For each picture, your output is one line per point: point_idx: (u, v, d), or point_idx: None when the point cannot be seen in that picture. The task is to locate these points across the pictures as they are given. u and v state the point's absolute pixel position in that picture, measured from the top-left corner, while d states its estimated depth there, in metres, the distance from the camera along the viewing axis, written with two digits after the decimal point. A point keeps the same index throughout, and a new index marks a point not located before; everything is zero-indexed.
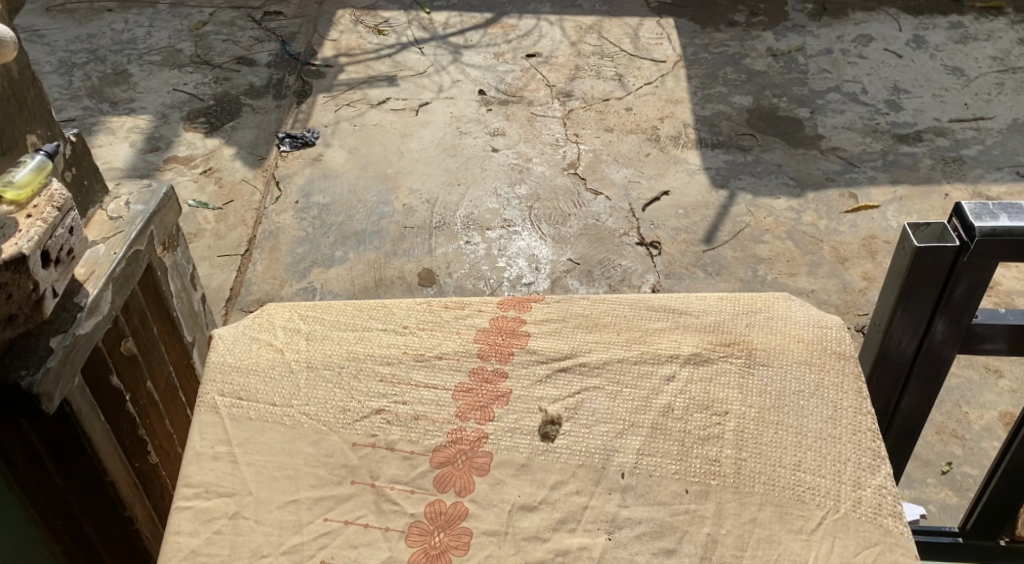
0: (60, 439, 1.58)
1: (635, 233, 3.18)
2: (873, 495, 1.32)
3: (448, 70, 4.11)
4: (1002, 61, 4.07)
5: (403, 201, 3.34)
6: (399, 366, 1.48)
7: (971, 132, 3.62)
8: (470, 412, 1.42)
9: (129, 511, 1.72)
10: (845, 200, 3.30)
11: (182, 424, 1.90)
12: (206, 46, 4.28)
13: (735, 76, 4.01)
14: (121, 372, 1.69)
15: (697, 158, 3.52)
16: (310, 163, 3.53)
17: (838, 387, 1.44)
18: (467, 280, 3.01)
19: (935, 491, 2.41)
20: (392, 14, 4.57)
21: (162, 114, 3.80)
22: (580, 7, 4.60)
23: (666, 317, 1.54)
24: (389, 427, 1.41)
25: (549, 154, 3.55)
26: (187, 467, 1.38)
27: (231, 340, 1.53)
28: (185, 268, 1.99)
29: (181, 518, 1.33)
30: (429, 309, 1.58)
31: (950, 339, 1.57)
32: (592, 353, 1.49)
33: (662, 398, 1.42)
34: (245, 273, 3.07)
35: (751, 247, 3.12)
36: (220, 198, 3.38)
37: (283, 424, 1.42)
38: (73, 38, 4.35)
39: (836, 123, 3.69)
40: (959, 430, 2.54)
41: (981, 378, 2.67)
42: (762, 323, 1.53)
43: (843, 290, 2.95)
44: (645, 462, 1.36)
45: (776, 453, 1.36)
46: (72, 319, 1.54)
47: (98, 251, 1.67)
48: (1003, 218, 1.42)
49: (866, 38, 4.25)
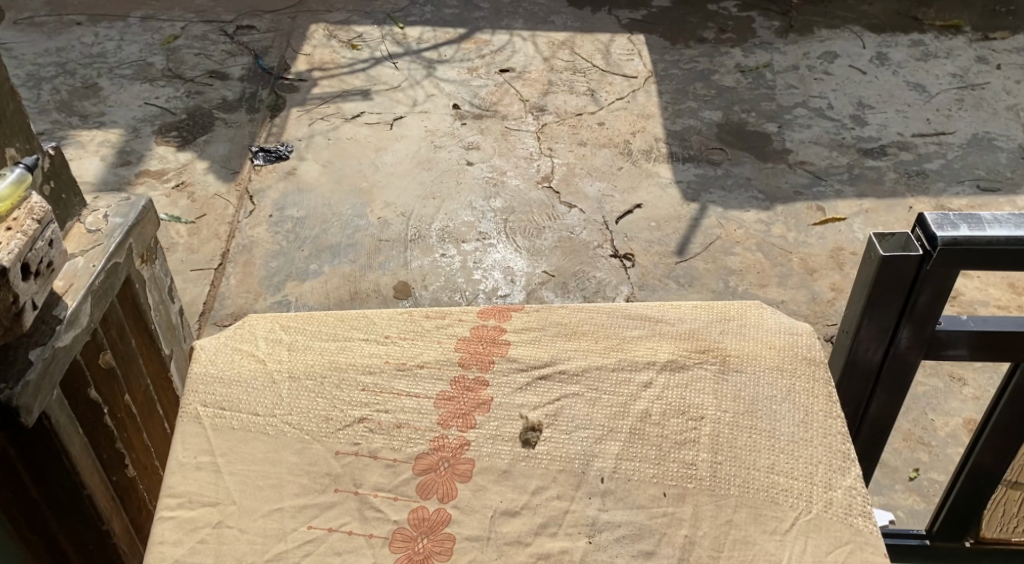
0: (38, 454, 1.57)
1: (609, 246, 3.22)
2: (844, 495, 1.36)
3: (422, 84, 4.14)
4: (962, 78, 4.18)
5: (377, 214, 3.36)
6: (381, 375, 1.50)
7: (933, 147, 3.71)
8: (452, 420, 1.45)
9: (107, 525, 1.72)
10: (814, 213, 3.37)
11: (160, 438, 1.90)
12: (177, 59, 4.27)
13: (705, 91, 4.08)
14: (99, 386, 1.69)
15: (668, 172, 3.58)
16: (284, 177, 3.54)
17: (809, 392, 1.48)
18: (442, 292, 3.03)
19: (903, 497, 2.46)
20: (366, 29, 4.60)
21: (133, 128, 3.79)
22: (552, 24, 4.66)
23: (642, 325, 1.58)
24: (372, 435, 1.42)
25: (523, 168, 3.59)
26: (170, 477, 1.39)
27: (214, 351, 1.54)
28: (163, 280, 1.99)
29: (164, 528, 1.34)
30: (411, 319, 1.60)
31: (914, 347, 1.62)
32: (571, 361, 1.52)
33: (639, 404, 1.46)
34: (220, 287, 3.07)
35: (722, 258, 3.17)
36: (193, 211, 3.37)
37: (266, 433, 1.43)
38: (42, 51, 4.32)
39: (803, 138, 3.76)
40: (925, 436, 2.60)
41: (946, 386, 2.73)
42: (735, 331, 1.56)
43: (812, 301, 3.01)
44: (623, 467, 1.39)
45: (750, 456, 1.39)
46: (50, 331, 1.54)
47: (77, 264, 1.67)
48: (964, 228, 1.46)
49: (832, 55, 4.35)
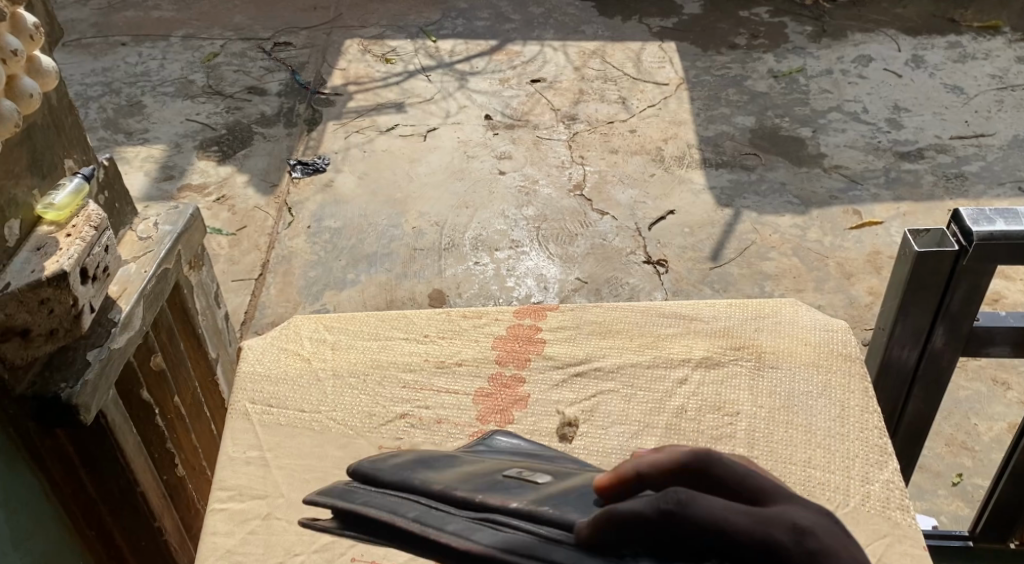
0: (93, 450, 1.63)
1: (642, 252, 3.25)
2: (881, 489, 1.48)
3: (454, 96, 4.21)
4: (1001, 79, 4.15)
5: (412, 224, 3.41)
6: (421, 373, 1.71)
7: (972, 149, 3.69)
8: (491, 416, 1.62)
9: (158, 522, 1.77)
10: (850, 217, 3.37)
11: (207, 440, 1.96)
12: (217, 77, 4.37)
13: (737, 97, 4.09)
14: (150, 387, 1.75)
15: (701, 178, 3.60)
16: (322, 189, 3.61)
17: (845, 387, 1.63)
18: (476, 300, 3.08)
19: (946, 503, 2.45)
20: (399, 43, 4.68)
21: (175, 143, 3.89)
22: (583, 33, 4.70)
23: (678, 323, 1.77)
24: (413, 430, 1.61)
25: (555, 176, 3.63)
26: (222, 471, 1.56)
27: (260, 351, 1.77)
28: (210, 286, 2.06)
29: (217, 519, 1.49)
30: (449, 319, 1.82)
31: (950, 346, 1.63)
32: (606, 358, 1.71)
33: (675, 399, 1.63)
34: (260, 297, 3.14)
35: (757, 264, 3.18)
36: (233, 224, 3.45)
37: (313, 429, 1.62)
38: (89, 72, 4.46)
39: (838, 142, 3.76)
40: (969, 441, 2.57)
41: (990, 390, 2.70)
42: (770, 328, 1.76)
43: (850, 305, 3.01)
44: (642, 440, 1.57)
45: (787, 451, 1.54)
46: (107, 333, 1.61)
47: (130, 270, 1.74)
48: (1000, 223, 1.47)
49: (866, 59, 4.34)
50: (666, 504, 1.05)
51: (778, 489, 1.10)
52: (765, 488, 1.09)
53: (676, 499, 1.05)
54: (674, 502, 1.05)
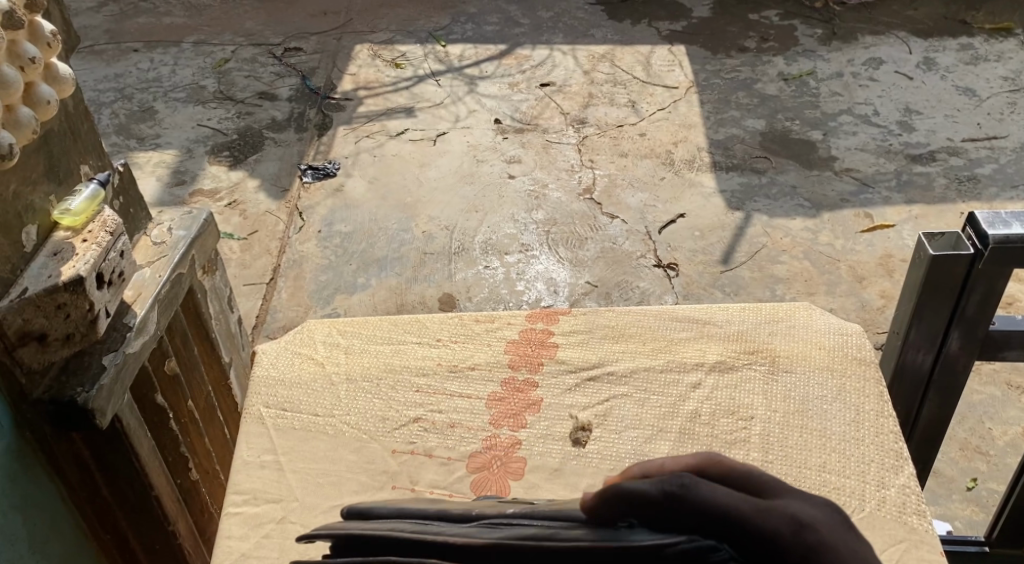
0: (109, 455, 1.64)
1: (652, 256, 3.24)
2: (897, 494, 1.48)
3: (464, 100, 4.21)
4: (1013, 81, 4.13)
5: (422, 228, 3.42)
6: (434, 377, 1.71)
7: (984, 151, 3.67)
8: (503, 420, 1.63)
9: (173, 526, 1.77)
10: (861, 220, 3.36)
11: (219, 444, 1.97)
12: (228, 82, 4.39)
13: (747, 100, 4.09)
14: (164, 391, 1.76)
15: (711, 182, 3.59)
16: (333, 194, 3.62)
17: (860, 391, 1.63)
18: (486, 304, 3.09)
19: (960, 508, 2.44)
20: (409, 47, 4.69)
21: (187, 148, 3.91)
22: (592, 37, 4.70)
23: (691, 328, 1.77)
24: (427, 434, 1.61)
25: (565, 180, 3.63)
26: (236, 475, 1.57)
27: (274, 356, 1.77)
28: (223, 290, 2.07)
29: (232, 523, 1.51)
30: (462, 323, 1.82)
31: (965, 350, 1.62)
32: (619, 362, 1.71)
33: (689, 404, 1.63)
34: (271, 301, 3.15)
35: (768, 267, 3.18)
36: (245, 228, 3.47)
37: (326, 434, 1.63)
38: (101, 78, 4.49)
39: (849, 145, 3.75)
40: (983, 446, 2.56)
41: (1004, 394, 2.69)
42: (784, 332, 1.75)
43: (862, 308, 3.00)
44: (655, 447, 1.57)
45: (801, 455, 1.54)
46: (122, 337, 1.61)
47: (144, 275, 1.75)
48: (1015, 226, 1.47)
49: (877, 61, 4.32)
50: (670, 487, 1.11)
51: (780, 487, 1.15)
52: (766, 486, 1.15)
53: (680, 483, 1.11)
54: (678, 486, 1.11)
